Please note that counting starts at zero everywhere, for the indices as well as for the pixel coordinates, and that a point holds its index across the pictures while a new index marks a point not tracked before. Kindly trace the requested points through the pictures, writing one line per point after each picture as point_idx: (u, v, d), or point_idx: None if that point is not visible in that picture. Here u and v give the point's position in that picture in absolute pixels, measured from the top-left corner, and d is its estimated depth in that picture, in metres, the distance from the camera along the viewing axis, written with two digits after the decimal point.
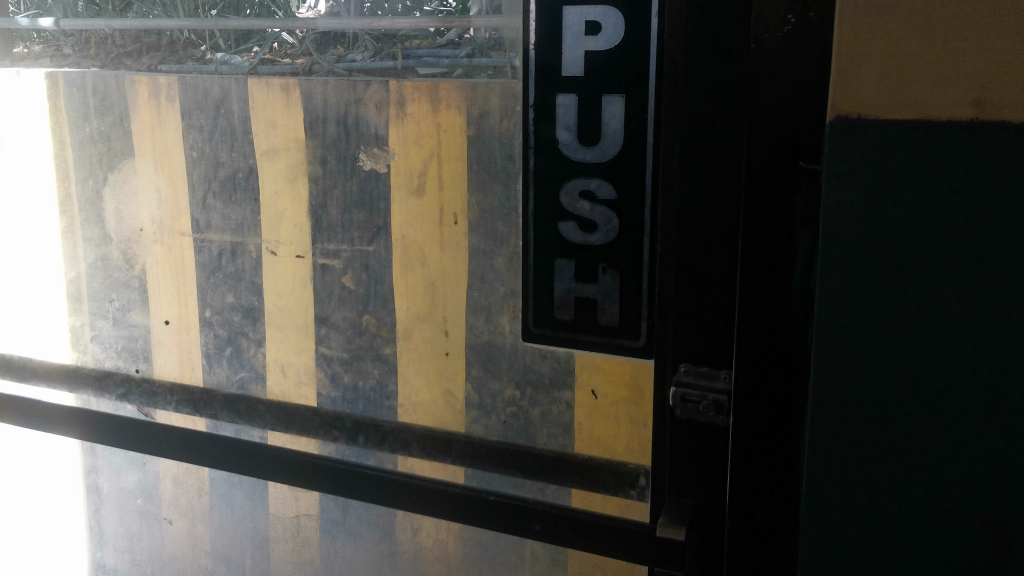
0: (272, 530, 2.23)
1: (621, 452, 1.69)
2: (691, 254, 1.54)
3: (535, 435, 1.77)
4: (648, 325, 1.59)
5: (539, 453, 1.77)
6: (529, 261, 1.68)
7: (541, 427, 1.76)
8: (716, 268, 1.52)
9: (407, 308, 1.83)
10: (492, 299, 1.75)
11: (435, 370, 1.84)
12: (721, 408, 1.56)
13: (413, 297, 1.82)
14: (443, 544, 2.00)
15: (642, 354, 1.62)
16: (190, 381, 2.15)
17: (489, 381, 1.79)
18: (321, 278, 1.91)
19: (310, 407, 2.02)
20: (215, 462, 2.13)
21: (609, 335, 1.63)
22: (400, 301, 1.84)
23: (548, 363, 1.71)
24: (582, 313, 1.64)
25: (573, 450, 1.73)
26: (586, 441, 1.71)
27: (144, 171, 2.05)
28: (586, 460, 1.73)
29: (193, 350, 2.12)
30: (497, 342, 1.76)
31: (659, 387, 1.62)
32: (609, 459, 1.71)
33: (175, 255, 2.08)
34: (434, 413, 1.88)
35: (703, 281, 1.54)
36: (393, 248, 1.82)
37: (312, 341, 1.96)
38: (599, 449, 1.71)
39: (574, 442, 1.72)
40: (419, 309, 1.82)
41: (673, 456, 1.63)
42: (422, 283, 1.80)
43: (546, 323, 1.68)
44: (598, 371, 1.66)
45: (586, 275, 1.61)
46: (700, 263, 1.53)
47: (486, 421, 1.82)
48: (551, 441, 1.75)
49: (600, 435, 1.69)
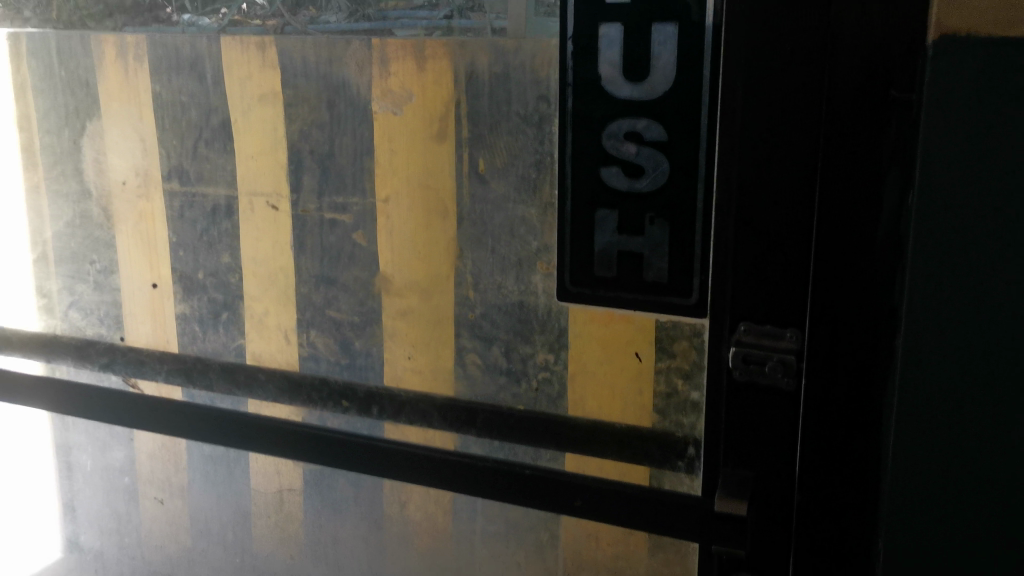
0: (253, 505, 2.05)
1: (665, 421, 1.53)
2: (755, 200, 1.37)
3: (569, 404, 1.61)
4: (703, 281, 1.44)
5: (573, 422, 1.61)
6: (566, 211, 1.52)
7: (576, 395, 1.60)
8: (784, 215, 1.36)
9: (395, 271, 1.71)
10: (522, 254, 1.60)
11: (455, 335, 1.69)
12: (788, 370, 1.39)
13: (400, 260, 1.70)
14: (433, 519, 1.84)
15: (693, 312, 1.46)
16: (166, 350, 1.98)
17: (519, 346, 1.64)
18: (328, 233, 1.75)
19: (313, 375, 1.85)
20: (218, 440, 1.99)
21: (659, 292, 1.47)
22: (388, 263, 1.71)
23: (581, 325, 1.56)
24: (625, 268, 1.49)
25: (608, 417, 1.57)
26: (622, 409, 1.56)
27: (126, 120, 1.87)
28: (623, 429, 1.56)
29: (170, 316, 1.95)
30: (530, 302, 1.61)
31: (716, 350, 1.46)
32: (650, 428, 1.54)
33: (145, 227, 1.92)
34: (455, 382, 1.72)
35: (769, 231, 1.37)
36: (412, 200, 1.65)
37: (317, 304, 1.80)
38: (639, 416, 1.54)
39: (608, 411, 1.57)
40: (411, 269, 1.69)
41: (731, 427, 1.47)
42: (406, 243, 1.68)
43: (586, 281, 1.54)
44: (643, 332, 1.50)
45: (632, 225, 1.46)
46: (766, 210, 1.37)
47: (514, 387, 1.67)
48: (584, 410, 1.60)
49: (641, 403, 1.54)
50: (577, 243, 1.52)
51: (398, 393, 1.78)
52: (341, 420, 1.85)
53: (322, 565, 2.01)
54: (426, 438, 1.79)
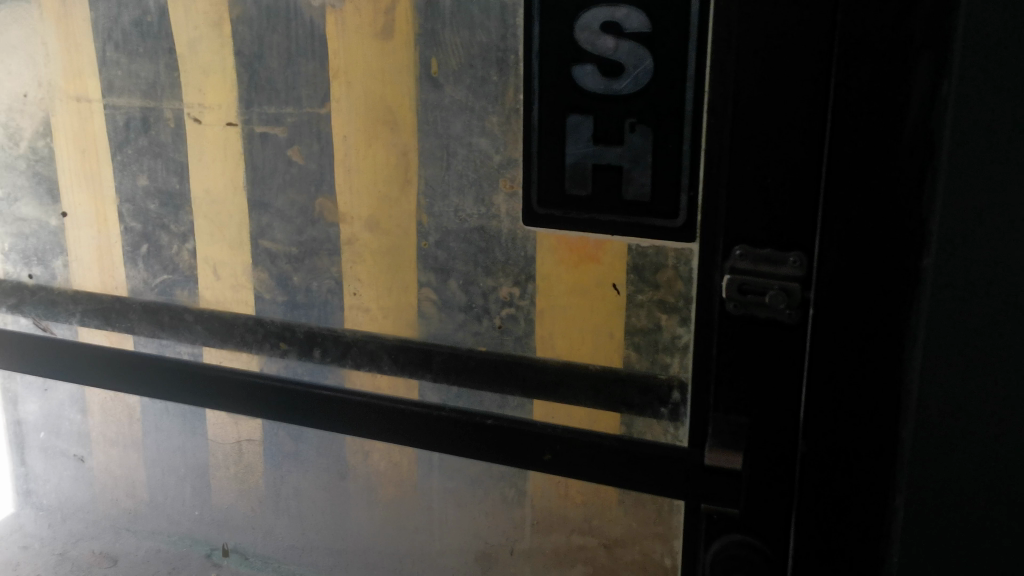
0: (211, 456, 1.83)
1: (647, 362, 1.34)
2: (755, 96, 1.15)
3: (540, 345, 1.41)
4: (692, 197, 1.24)
5: (541, 364, 1.41)
6: (533, 116, 1.31)
7: (546, 334, 1.40)
8: (789, 113, 1.13)
9: (354, 211, 1.48)
10: (482, 170, 1.38)
11: (409, 266, 1.47)
12: (792, 300, 1.18)
13: (359, 188, 1.47)
14: (399, 468, 1.62)
15: (681, 236, 1.27)
16: (110, 288, 1.72)
17: (480, 277, 1.43)
18: (260, 150, 1.52)
19: (248, 314, 1.61)
20: (141, 389, 1.74)
21: (641, 212, 1.28)
22: (343, 201, 1.48)
23: (551, 252, 1.36)
24: (603, 185, 1.29)
25: (582, 358, 1.38)
26: (598, 347, 1.37)
27: (58, 25, 1.62)
28: (599, 371, 1.37)
29: (112, 248, 1.69)
30: (492, 228, 1.40)
31: (707, 276, 1.26)
32: (630, 371, 1.35)
33: (86, 152, 1.66)
34: (406, 320, 1.50)
35: (771, 134, 1.15)
36: (354, 110, 1.43)
37: (248, 234, 1.57)
38: (618, 356, 1.36)
39: (585, 350, 1.38)
40: (369, 200, 1.47)
41: (723, 368, 1.25)
42: (363, 174, 1.46)
43: (557, 200, 1.33)
44: (622, 257, 1.32)
45: (609, 133, 1.26)
46: (767, 109, 1.14)
47: (475, 323, 1.46)
48: (557, 351, 1.40)
49: (619, 340, 1.36)
50: (546, 154, 1.32)
51: (345, 333, 1.55)
52: (280, 366, 1.62)
53: (286, 519, 1.79)
54: (377, 385, 1.55)
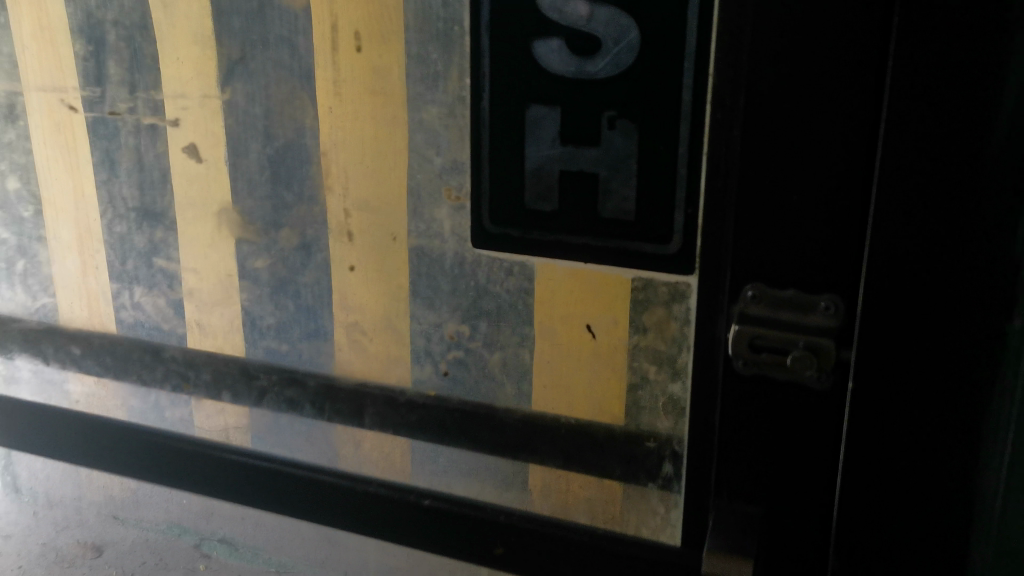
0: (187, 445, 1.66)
1: (639, 425, 1.06)
2: (778, 88, 0.82)
3: (536, 398, 1.10)
4: (692, 214, 0.94)
5: (537, 422, 1.10)
6: (483, 106, 1.00)
7: (542, 381, 1.09)
8: (825, 114, 0.81)
9: (341, 194, 1.11)
10: (420, 176, 1.07)
11: (377, 292, 1.14)
12: (824, 363, 0.87)
13: (358, 172, 1.10)
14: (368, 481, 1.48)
15: (670, 266, 0.98)
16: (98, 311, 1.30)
17: (424, 310, 1.12)
18: (148, 146, 1.20)
19: (140, 347, 1.28)
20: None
21: (622, 236, 0.98)
22: (333, 183, 1.11)
23: (512, 281, 1.06)
24: (574, 199, 0.99)
25: (581, 414, 1.08)
26: (598, 403, 1.07)
27: None
28: (588, 435, 1.08)
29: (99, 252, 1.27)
30: (432, 250, 1.09)
31: (709, 322, 0.95)
32: (612, 434, 1.07)
33: (62, 126, 1.24)
34: (366, 364, 1.18)
35: (799, 141, 0.82)
36: (258, 97, 1.12)
37: (139, 251, 1.25)
38: (616, 417, 1.07)
39: (583, 405, 1.08)
40: (363, 190, 1.10)
41: (732, 447, 0.95)
42: (357, 156, 1.09)
43: (516, 217, 1.02)
44: (613, 296, 1.02)
45: (581, 130, 0.96)
46: (795, 108, 0.82)
47: (419, 366, 1.15)
48: (556, 403, 1.09)
49: (615, 398, 1.06)
50: (499, 157, 1.01)
51: (260, 376, 1.23)
52: (186, 417, 1.30)
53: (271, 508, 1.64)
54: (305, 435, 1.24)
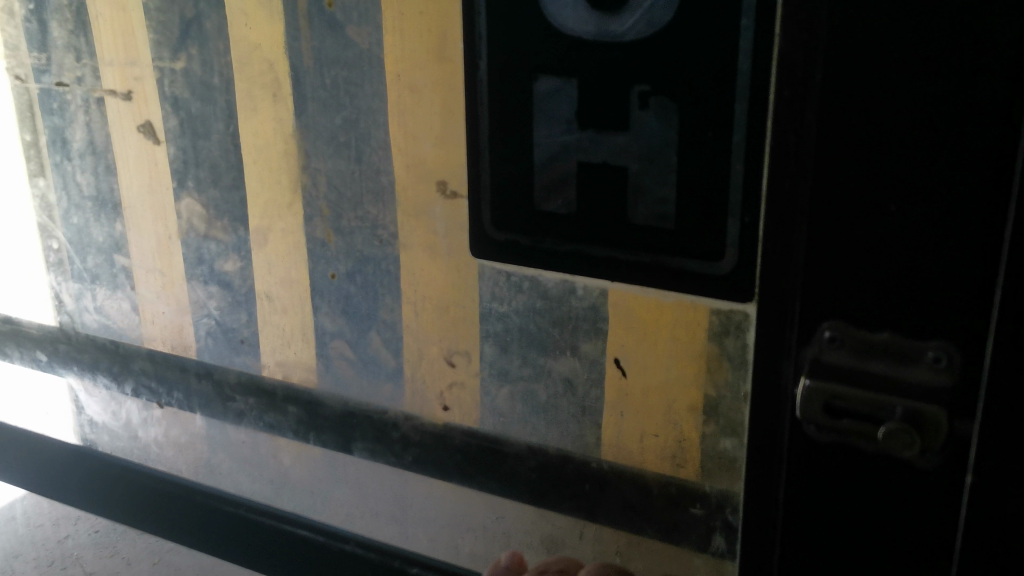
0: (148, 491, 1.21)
1: (703, 481, 0.82)
2: (873, 35, 0.54)
3: (610, 431, 0.85)
4: (750, 223, 0.71)
5: (615, 463, 0.85)
6: (480, 80, 0.78)
7: (617, 409, 0.84)
8: (941, 63, 0.52)
9: (409, 162, 0.85)
10: (405, 167, 0.86)
11: (443, 298, 0.89)
12: (933, 435, 0.58)
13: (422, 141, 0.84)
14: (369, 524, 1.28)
15: (722, 289, 0.74)
16: (158, 320, 1.07)
17: (419, 329, 0.91)
18: (102, 125, 1.01)
19: (107, 355, 1.11)
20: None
21: (657, 250, 0.75)
22: (399, 152, 0.85)
23: (521, 298, 0.84)
24: (594, 199, 0.76)
25: (660, 454, 0.84)
26: (679, 441, 0.82)
27: None
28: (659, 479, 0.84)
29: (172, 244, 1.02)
30: (424, 258, 0.88)
31: (773, 373, 0.66)
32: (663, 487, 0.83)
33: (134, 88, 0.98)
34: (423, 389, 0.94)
35: (902, 113, 0.54)
36: (218, 67, 0.92)
37: (101, 245, 1.07)
38: (693, 460, 0.82)
39: (664, 442, 0.83)
40: (437, 159, 0.84)
41: (802, 542, 0.67)
42: (427, 118, 0.83)
43: (526, 221, 0.80)
44: (694, 330, 0.78)
45: (606, 110, 0.73)
46: (896, 63, 0.53)
47: (417, 395, 0.95)
48: (635, 439, 0.84)
49: (693, 440, 0.81)
50: (500, 143, 0.79)
51: (236, 398, 1.04)
52: (161, 440, 1.12)
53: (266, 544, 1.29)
54: (291, 471, 1.05)
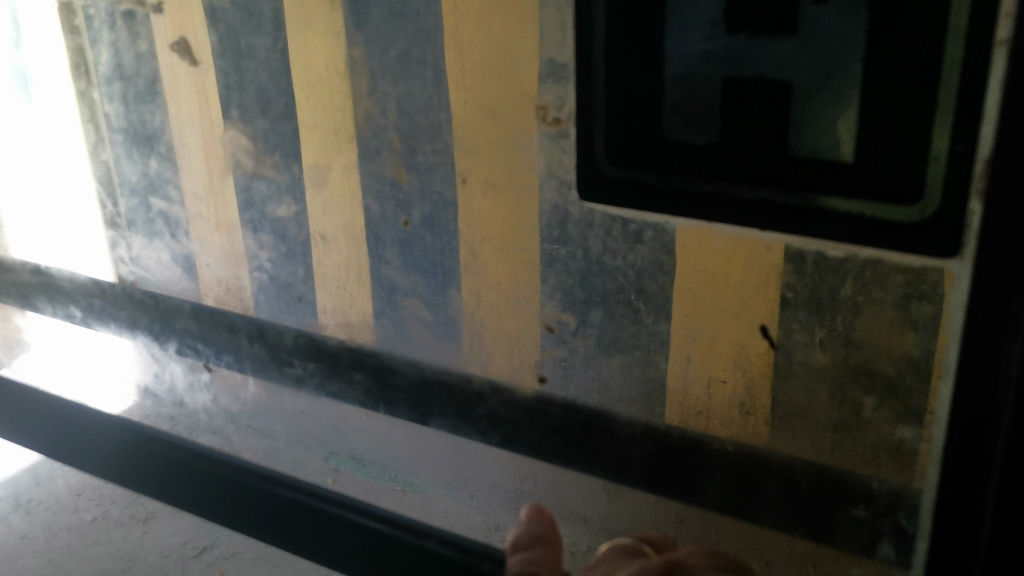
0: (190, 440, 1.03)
1: (773, 434, 0.69)
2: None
3: (675, 377, 0.72)
4: (962, 153, 0.54)
5: (677, 407, 0.73)
6: None
7: (682, 351, 0.71)
8: None
9: (508, 72, 0.68)
10: (495, 89, 0.69)
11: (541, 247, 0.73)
12: None
13: (525, 46, 0.66)
14: None
15: (913, 243, 0.58)
16: (201, 274, 0.94)
17: (512, 289, 0.76)
18: (130, 45, 0.86)
19: (149, 313, 0.99)
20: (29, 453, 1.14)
21: (829, 191, 0.59)
22: (498, 60, 0.68)
23: (641, 252, 0.68)
24: (748, 127, 0.60)
25: (727, 401, 0.71)
26: (748, 387, 0.69)
27: None
28: (727, 426, 0.71)
29: (232, 185, 0.86)
30: (518, 201, 0.72)
31: (989, 360, 0.51)
32: (730, 437, 0.72)
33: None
34: (517, 355, 0.79)
35: None
36: None
37: (135, 186, 0.93)
38: (763, 408, 0.69)
39: (731, 389, 0.70)
40: (544, 68, 0.66)
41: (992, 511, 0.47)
42: (531, 19, 0.65)
43: (650, 156, 0.64)
44: (761, 297, 0.65)
45: (768, 7, 0.56)
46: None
47: (506, 362, 0.79)
48: (702, 385, 0.71)
49: (764, 385, 0.68)
50: (621, 53, 0.62)
51: (294, 364, 0.91)
52: (210, 408, 1.01)
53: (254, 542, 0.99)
54: (351, 434, 0.92)
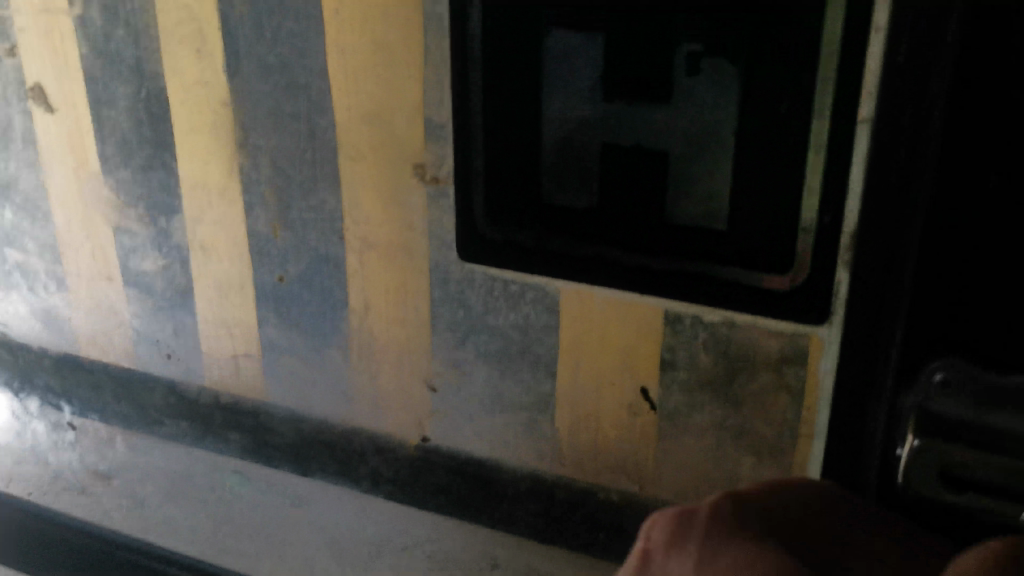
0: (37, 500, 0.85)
1: (662, 436, 0.68)
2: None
3: (565, 377, 0.69)
4: (830, 225, 0.55)
5: (566, 411, 0.70)
6: (470, 32, 0.60)
7: (572, 351, 0.68)
8: None
9: (385, 129, 0.66)
10: (372, 147, 0.67)
11: (421, 306, 0.71)
12: None
13: (403, 104, 0.65)
14: None
15: (787, 308, 0.58)
16: (65, 328, 0.89)
17: (393, 347, 0.74)
18: None
19: (13, 366, 0.94)
20: None
21: (706, 258, 0.59)
22: (374, 118, 0.66)
23: (525, 312, 0.68)
24: (625, 193, 0.59)
25: (616, 404, 0.68)
26: (639, 388, 0.67)
27: None
28: (617, 427, 0.69)
29: (95, 238, 0.82)
30: (398, 260, 0.70)
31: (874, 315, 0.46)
32: (619, 438, 0.69)
33: (50, 41, 0.75)
34: (401, 413, 0.76)
35: None
36: (123, 16, 0.71)
37: None
38: (652, 409, 0.67)
39: (621, 391, 0.67)
40: (422, 128, 0.65)
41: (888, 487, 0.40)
42: (409, 77, 0.64)
43: (530, 219, 0.63)
44: (648, 322, 0.64)
45: (645, 76, 0.56)
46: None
47: (389, 416, 0.77)
48: (591, 389, 0.68)
49: (654, 386, 0.66)
50: (498, 115, 0.61)
51: (165, 422, 0.88)
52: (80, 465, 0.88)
53: None
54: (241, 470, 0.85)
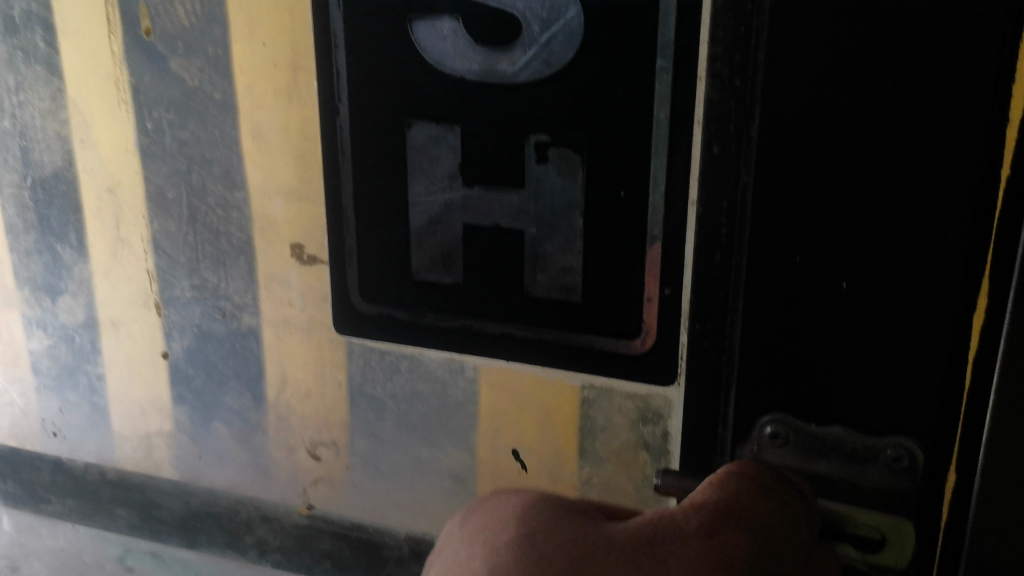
0: None
1: (558, 474, 0.69)
2: (870, 47, 0.49)
3: (463, 419, 0.70)
4: (670, 295, 0.60)
5: (465, 454, 0.71)
6: (339, 124, 0.65)
7: (470, 395, 0.69)
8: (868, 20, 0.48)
9: (258, 213, 0.70)
10: (249, 230, 0.71)
11: (300, 378, 0.74)
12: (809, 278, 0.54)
13: (276, 189, 0.68)
14: None
15: (636, 367, 0.63)
16: None
17: (276, 419, 0.77)
18: None
19: None
20: None
21: (561, 326, 0.64)
22: (249, 202, 0.70)
23: (398, 382, 0.71)
24: (486, 266, 0.64)
25: (512, 445, 0.70)
26: (539, 428, 0.68)
27: None
28: (517, 467, 0.70)
29: None
30: (277, 336, 0.73)
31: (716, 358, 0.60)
32: (517, 479, 0.71)
33: None
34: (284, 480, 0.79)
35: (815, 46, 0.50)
36: (9, 107, 0.74)
37: None
38: (548, 448, 0.69)
39: (518, 430, 0.69)
40: (296, 211, 0.69)
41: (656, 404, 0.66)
42: (282, 164, 0.68)
43: (401, 294, 0.67)
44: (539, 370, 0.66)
45: (496, 162, 0.61)
46: (860, 87, 0.50)
47: (274, 481, 0.79)
48: (489, 432, 0.70)
49: (552, 426, 0.68)
50: (366, 200, 0.66)
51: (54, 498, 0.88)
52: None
53: None
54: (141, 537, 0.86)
